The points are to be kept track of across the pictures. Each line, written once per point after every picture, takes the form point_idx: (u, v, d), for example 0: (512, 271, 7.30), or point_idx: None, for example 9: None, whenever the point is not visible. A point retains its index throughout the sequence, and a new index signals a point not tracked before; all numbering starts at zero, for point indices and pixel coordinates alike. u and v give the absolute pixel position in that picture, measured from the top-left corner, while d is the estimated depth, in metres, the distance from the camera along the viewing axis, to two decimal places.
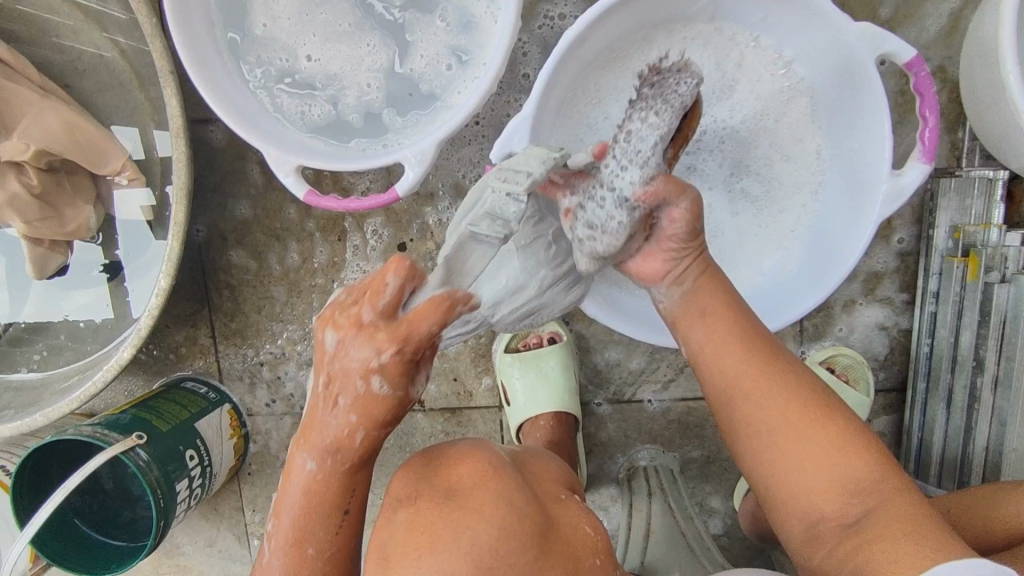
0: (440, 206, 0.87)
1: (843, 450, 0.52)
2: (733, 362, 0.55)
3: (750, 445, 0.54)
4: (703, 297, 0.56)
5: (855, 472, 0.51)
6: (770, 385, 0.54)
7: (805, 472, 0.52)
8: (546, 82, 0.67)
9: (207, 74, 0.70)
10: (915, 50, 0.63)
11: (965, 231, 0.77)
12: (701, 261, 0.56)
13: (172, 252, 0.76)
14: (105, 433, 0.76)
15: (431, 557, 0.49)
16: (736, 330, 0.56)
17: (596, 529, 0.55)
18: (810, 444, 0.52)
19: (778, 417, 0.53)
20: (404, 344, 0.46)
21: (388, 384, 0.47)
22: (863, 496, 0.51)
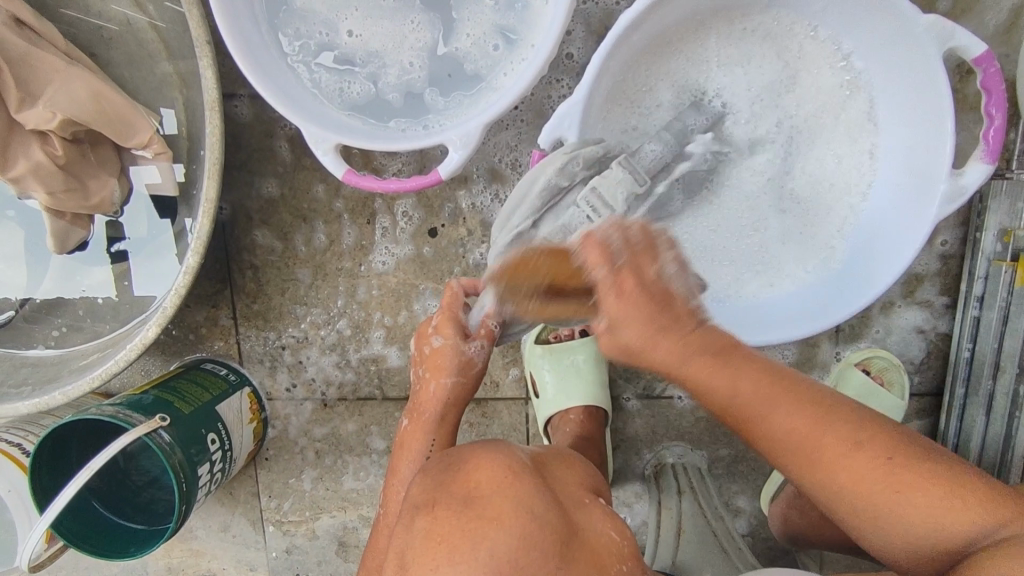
0: (474, 190, 0.85)
1: (944, 498, 0.50)
2: (806, 445, 0.52)
3: (842, 518, 0.52)
4: (684, 355, 0.52)
5: (958, 519, 0.49)
6: (850, 449, 0.51)
7: (906, 525, 0.50)
8: (600, 65, 0.64)
9: (244, 45, 0.67)
10: (985, 45, 0.61)
11: (1015, 234, 0.75)
12: None
13: (202, 229, 0.74)
14: (128, 414, 0.74)
15: (450, 567, 0.47)
16: (808, 409, 0.53)
17: (621, 534, 0.54)
18: (902, 497, 0.50)
19: (857, 487, 0.51)
20: (448, 309, 0.70)
21: (443, 335, 0.68)
22: (973, 535, 0.49)
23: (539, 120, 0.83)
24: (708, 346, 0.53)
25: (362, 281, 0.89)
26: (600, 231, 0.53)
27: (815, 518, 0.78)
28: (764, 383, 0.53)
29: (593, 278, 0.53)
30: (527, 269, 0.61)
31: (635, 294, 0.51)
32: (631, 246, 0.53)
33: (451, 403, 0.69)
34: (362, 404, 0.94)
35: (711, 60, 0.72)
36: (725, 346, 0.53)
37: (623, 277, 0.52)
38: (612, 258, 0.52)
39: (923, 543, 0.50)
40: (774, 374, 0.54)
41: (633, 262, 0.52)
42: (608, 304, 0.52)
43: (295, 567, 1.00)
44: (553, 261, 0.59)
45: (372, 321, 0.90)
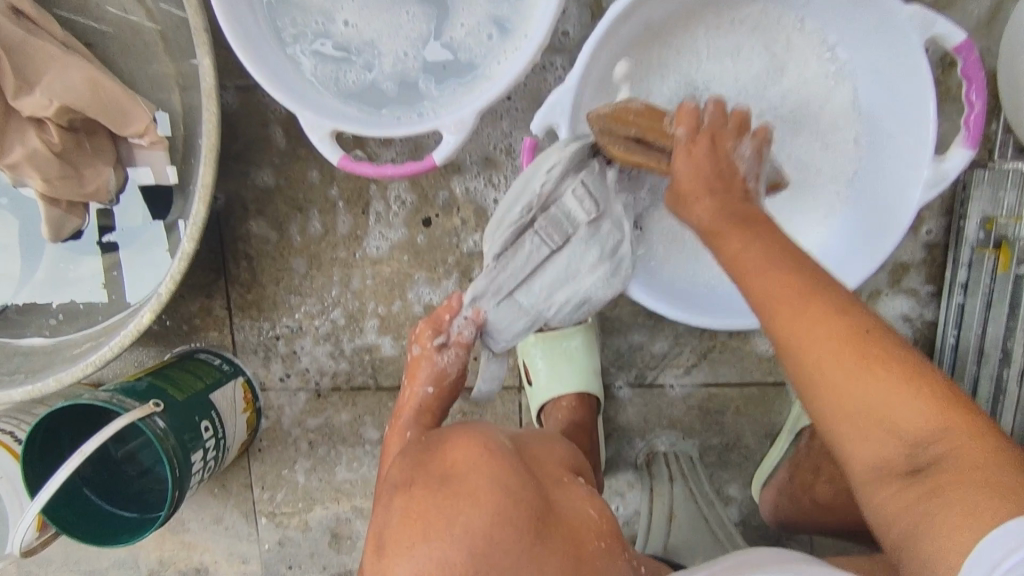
0: (468, 176, 0.86)
1: (916, 396, 0.47)
2: (818, 353, 0.50)
3: (802, 361, 0.50)
4: (717, 217, 0.57)
5: (922, 416, 0.47)
6: (795, 284, 0.51)
7: (869, 402, 0.48)
8: (592, 53, 0.66)
9: (242, 30, 0.68)
10: (965, 34, 0.63)
11: (997, 222, 0.77)
12: (705, 136, 0.60)
13: (198, 216, 0.74)
14: (122, 400, 0.74)
15: (425, 545, 0.48)
16: (797, 285, 0.51)
17: (600, 512, 0.55)
18: (889, 397, 0.47)
19: (836, 354, 0.49)
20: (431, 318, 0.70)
21: (419, 344, 0.70)
22: (933, 438, 0.47)
23: (534, 107, 0.84)
24: (731, 213, 0.57)
25: (357, 269, 0.90)
26: (695, 101, 0.61)
27: (804, 504, 0.78)
28: (787, 286, 0.51)
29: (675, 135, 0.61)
30: (626, 119, 0.63)
31: (701, 154, 0.59)
32: (719, 124, 0.61)
33: (427, 411, 0.69)
34: (356, 394, 0.94)
35: (702, 50, 0.74)
36: (722, 226, 0.56)
37: (698, 138, 0.60)
38: (696, 125, 0.60)
39: (889, 447, 0.48)
40: (803, 277, 0.52)
41: (712, 131, 0.60)
42: (677, 159, 0.60)
43: (287, 559, 0.99)
44: (646, 117, 0.63)
45: (366, 311, 0.91)
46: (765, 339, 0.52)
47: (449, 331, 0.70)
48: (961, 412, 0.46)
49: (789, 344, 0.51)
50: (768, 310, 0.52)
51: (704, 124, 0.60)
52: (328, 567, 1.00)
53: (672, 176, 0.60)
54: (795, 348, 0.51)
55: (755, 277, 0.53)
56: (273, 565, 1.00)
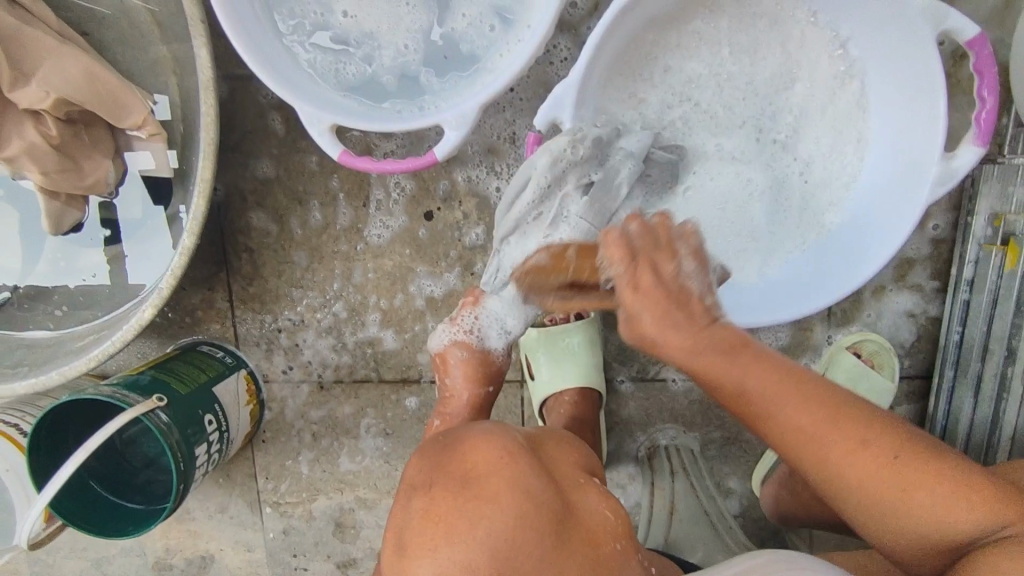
0: (470, 165, 0.85)
1: (934, 485, 0.55)
2: (830, 451, 0.56)
3: (831, 486, 0.57)
4: (697, 349, 0.54)
5: (950, 511, 0.54)
6: (737, 346, 0.56)
7: (920, 514, 0.55)
8: (595, 48, 0.64)
9: (239, 23, 0.67)
10: (978, 28, 0.62)
11: (1006, 218, 0.76)
12: (644, 264, 0.53)
13: (199, 210, 0.74)
14: (125, 394, 0.74)
15: (448, 548, 0.49)
16: (787, 372, 0.57)
17: (617, 513, 0.56)
18: (906, 501, 0.55)
19: (862, 479, 0.56)
20: (633, 256, 0.53)
21: (617, 261, 0.53)
22: (948, 518, 0.54)
23: (537, 98, 0.83)
24: (715, 343, 0.55)
25: (359, 262, 0.89)
26: (621, 228, 0.54)
27: (804, 499, 0.78)
28: (778, 384, 0.56)
29: (611, 274, 0.54)
30: (561, 265, 0.60)
31: (652, 294, 0.53)
32: (651, 244, 0.54)
33: (481, 406, 0.73)
34: (358, 387, 0.94)
35: (705, 43, 0.73)
36: (708, 360, 0.55)
37: (640, 268, 0.53)
38: (631, 256, 0.53)
39: (924, 524, 0.55)
40: (787, 374, 0.57)
41: (648, 255, 0.53)
42: (624, 293, 0.53)
43: (292, 548, 1.00)
44: (642, 237, 0.54)
45: (368, 304, 0.91)
46: (762, 420, 0.57)
47: (483, 331, 0.73)
48: (980, 496, 0.54)
49: (812, 467, 0.57)
50: (740, 405, 0.57)
51: (639, 249, 0.53)
52: (332, 557, 1.01)
53: (619, 305, 0.55)
54: (816, 461, 0.56)
55: (773, 416, 0.56)
56: (278, 554, 1.01)
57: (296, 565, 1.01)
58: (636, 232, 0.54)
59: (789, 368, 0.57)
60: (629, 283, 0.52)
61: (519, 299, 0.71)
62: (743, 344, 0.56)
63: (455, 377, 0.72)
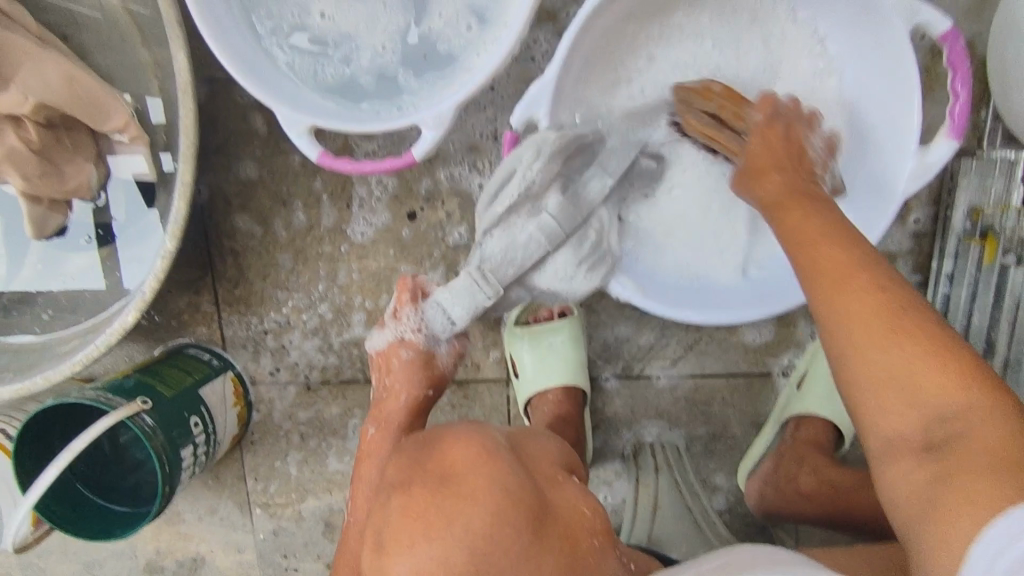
0: (452, 163, 0.86)
1: (937, 364, 0.48)
2: (841, 282, 0.53)
3: (845, 347, 0.52)
4: (780, 190, 0.61)
5: (948, 393, 0.48)
6: (841, 239, 0.56)
7: (896, 386, 0.49)
8: (570, 45, 0.65)
9: (216, 26, 0.67)
10: (950, 22, 0.62)
11: (983, 212, 0.77)
12: (771, 122, 0.65)
13: (180, 213, 0.74)
14: (110, 397, 0.75)
15: (424, 543, 0.49)
16: (847, 253, 0.55)
17: (595, 509, 0.57)
18: (918, 369, 0.49)
19: (866, 327, 0.51)
20: (773, 112, 0.66)
21: (757, 112, 0.66)
22: (952, 419, 0.47)
23: (517, 96, 0.84)
24: (797, 189, 0.61)
25: (343, 263, 0.90)
26: (773, 95, 0.67)
27: (789, 495, 0.79)
28: (818, 230, 0.57)
29: (751, 121, 0.67)
30: (708, 96, 0.69)
31: (774, 154, 0.64)
32: (792, 115, 0.67)
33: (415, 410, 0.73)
34: (345, 387, 0.94)
35: (682, 41, 0.74)
36: (785, 199, 0.60)
37: (774, 124, 0.65)
38: (774, 112, 0.66)
39: (909, 419, 0.49)
40: (840, 233, 0.56)
41: (787, 123, 0.66)
42: (752, 138, 0.65)
43: (282, 549, 1.01)
44: (730, 100, 0.68)
45: (353, 304, 0.91)
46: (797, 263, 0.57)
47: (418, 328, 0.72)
48: (982, 389, 0.47)
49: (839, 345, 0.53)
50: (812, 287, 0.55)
51: (782, 110, 0.66)
52: (322, 556, 1.01)
53: (743, 153, 0.66)
54: (842, 365, 0.53)
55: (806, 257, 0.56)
56: (268, 555, 1.01)
57: (286, 565, 1.02)
58: (755, 113, 0.66)
59: (841, 223, 0.58)
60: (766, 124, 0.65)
61: (466, 290, 0.70)
62: (799, 198, 0.60)
63: (395, 375, 0.73)
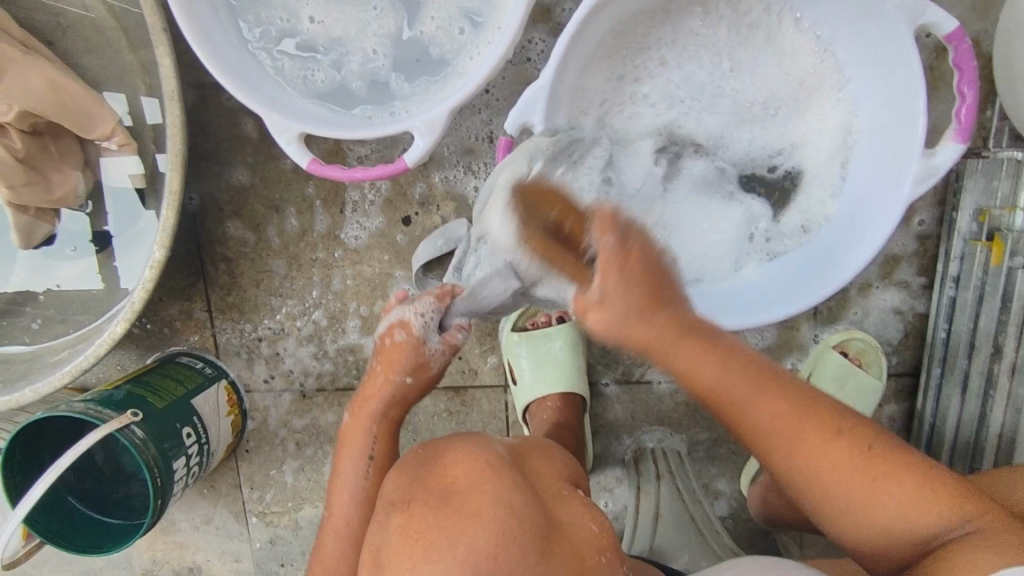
0: (447, 165, 0.84)
1: (906, 483, 0.52)
2: (806, 448, 0.54)
3: (816, 497, 0.54)
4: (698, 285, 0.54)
5: (925, 513, 0.51)
6: (767, 376, 0.54)
7: (886, 523, 0.52)
8: (566, 49, 0.63)
9: (202, 31, 0.65)
10: (956, 22, 0.60)
11: (990, 214, 0.74)
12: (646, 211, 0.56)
13: (168, 222, 0.73)
14: (99, 410, 0.73)
15: (427, 565, 0.48)
16: (776, 387, 0.54)
17: (601, 526, 0.55)
18: (883, 491, 0.52)
19: (831, 479, 0.53)
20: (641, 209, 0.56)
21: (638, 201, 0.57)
22: (947, 530, 0.50)
23: (511, 98, 0.82)
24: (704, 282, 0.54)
25: (337, 269, 0.88)
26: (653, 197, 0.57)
27: (793, 500, 0.78)
28: (755, 375, 0.54)
29: (596, 245, 0.48)
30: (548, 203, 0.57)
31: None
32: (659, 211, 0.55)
33: (400, 402, 0.64)
34: (341, 394, 0.93)
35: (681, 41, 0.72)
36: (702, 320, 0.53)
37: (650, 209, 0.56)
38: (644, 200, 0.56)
39: (901, 541, 0.52)
40: (765, 369, 0.55)
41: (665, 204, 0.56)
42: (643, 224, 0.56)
43: (279, 557, 1.00)
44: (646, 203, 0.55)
45: (348, 311, 0.90)
46: (741, 419, 0.55)
47: (438, 330, 0.64)
48: (952, 495, 0.51)
49: (822, 505, 0.54)
50: (751, 442, 0.55)
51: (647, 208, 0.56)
52: None
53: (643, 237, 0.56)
54: (822, 505, 0.54)
55: (747, 415, 0.54)
56: (266, 564, 1.00)
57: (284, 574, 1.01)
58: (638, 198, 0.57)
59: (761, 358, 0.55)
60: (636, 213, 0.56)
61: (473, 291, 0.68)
62: (718, 299, 0.54)
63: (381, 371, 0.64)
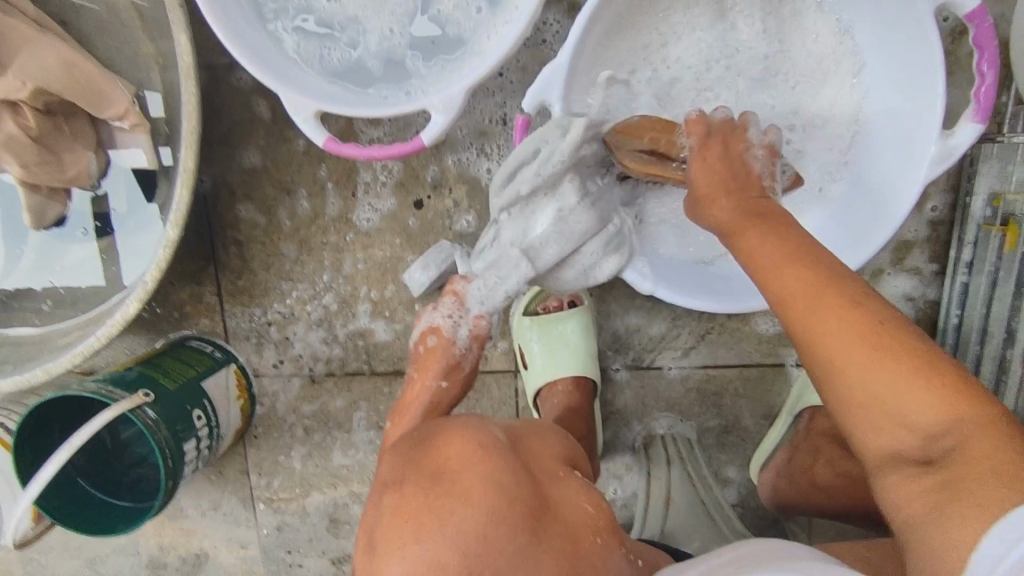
0: (460, 148, 0.84)
1: (923, 383, 0.47)
2: (827, 334, 0.50)
3: (827, 364, 0.50)
4: (734, 216, 0.58)
5: (931, 411, 0.46)
6: (795, 261, 0.53)
7: (885, 397, 0.48)
8: (584, 27, 0.62)
9: (219, 8, 0.65)
10: (978, 0, 0.60)
11: (1004, 198, 0.74)
12: (711, 145, 0.61)
13: (182, 201, 0.72)
14: (111, 390, 0.73)
15: (416, 545, 0.48)
16: (809, 277, 0.52)
17: (597, 506, 0.55)
18: (893, 372, 0.47)
19: (845, 350, 0.49)
20: (707, 137, 0.61)
21: (691, 134, 0.62)
22: (942, 434, 0.46)
23: (525, 81, 0.82)
24: (745, 211, 0.58)
25: (348, 253, 0.88)
26: (698, 111, 0.62)
27: (805, 487, 0.78)
28: (780, 255, 0.54)
29: (685, 146, 0.62)
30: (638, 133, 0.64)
31: (716, 159, 0.61)
32: (720, 145, 0.62)
33: (439, 405, 0.70)
34: (351, 380, 0.93)
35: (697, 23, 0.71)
36: (738, 222, 0.58)
37: (710, 143, 0.61)
38: (706, 133, 0.62)
39: (906, 438, 0.48)
40: (793, 253, 0.54)
41: (724, 135, 0.62)
42: (692, 165, 0.61)
43: (286, 544, 0.99)
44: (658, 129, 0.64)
45: (359, 295, 0.89)
46: (766, 289, 0.54)
47: (464, 324, 0.72)
48: (973, 405, 0.45)
49: (832, 382, 0.50)
50: (807, 354, 0.52)
51: (714, 130, 0.62)
52: (327, 552, 1.00)
53: (688, 179, 0.62)
54: (838, 397, 0.51)
55: (773, 285, 0.54)
56: (273, 550, 1.00)
57: (291, 561, 1.00)
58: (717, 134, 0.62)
59: (809, 244, 0.55)
60: (700, 151, 0.60)
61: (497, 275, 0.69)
62: (752, 219, 0.57)
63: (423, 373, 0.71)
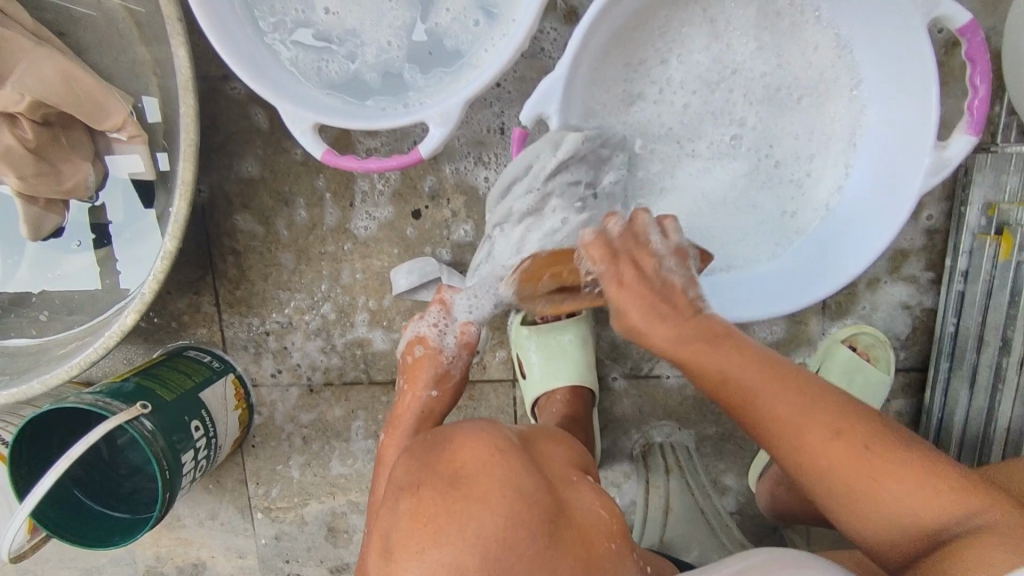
0: (457, 158, 0.84)
1: (913, 480, 0.52)
2: (806, 433, 0.55)
3: (844, 506, 0.54)
4: (678, 342, 0.58)
5: (931, 502, 0.52)
6: (779, 378, 0.57)
7: (893, 506, 0.52)
8: (581, 40, 0.63)
9: (219, 22, 0.65)
10: (970, 15, 0.61)
11: (999, 208, 0.75)
12: (624, 266, 0.59)
13: (180, 212, 0.72)
14: (108, 402, 0.73)
15: (435, 549, 0.47)
16: (775, 373, 0.57)
17: (610, 510, 0.55)
18: (892, 482, 0.53)
19: (844, 479, 0.54)
20: (612, 259, 0.59)
21: (593, 260, 0.60)
22: (963, 519, 0.50)
23: (522, 92, 0.82)
24: (686, 339, 0.58)
25: (346, 264, 0.88)
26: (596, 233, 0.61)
27: (803, 496, 0.78)
28: (772, 376, 0.56)
29: (593, 271, 0.61)
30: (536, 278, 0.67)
31: (630, 291, 0.59)
32: (630, 245, 0.61)
33: (430, 415, 0.69)
34: (349, 389, 0.93)
35: (694, 35, 0.72)
36: (686, 351, 0.58)
37: (621, 267, 0.59)
38: (611, 254, 0.60)
39: (905, 519, 0.52)
40: (764, 360, 0.57)
41: (629, 253, 0.60)
42: (607, 291, 0.60)
43: (284, 553, 0.99)
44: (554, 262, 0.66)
45: (357, 305, 0.89)
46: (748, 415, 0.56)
47: (450, 332, 0.71)
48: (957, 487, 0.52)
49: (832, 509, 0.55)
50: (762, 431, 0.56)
51: (620, 252, 0.60)
52: (325, 561, 0.99)
53: (612, 306, 0.60)
54: (846, 510, 0.54)
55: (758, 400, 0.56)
56: (271, 560, 1.00)
57: (289, 570, 1.00)
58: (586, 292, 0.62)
59: (781, 361, 0.58)
60: (613, 277, 0.59)
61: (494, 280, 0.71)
62: (701, 342, 0.58)
63: (410, 382, 0.70)
